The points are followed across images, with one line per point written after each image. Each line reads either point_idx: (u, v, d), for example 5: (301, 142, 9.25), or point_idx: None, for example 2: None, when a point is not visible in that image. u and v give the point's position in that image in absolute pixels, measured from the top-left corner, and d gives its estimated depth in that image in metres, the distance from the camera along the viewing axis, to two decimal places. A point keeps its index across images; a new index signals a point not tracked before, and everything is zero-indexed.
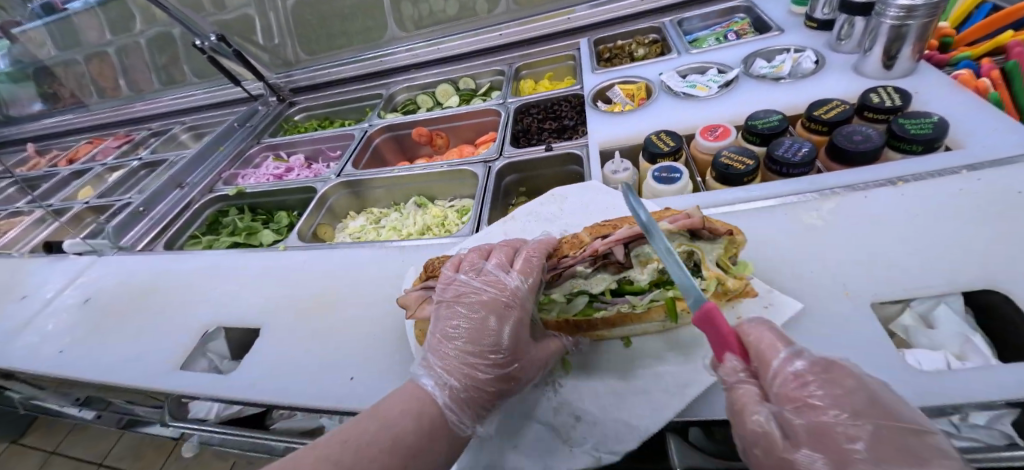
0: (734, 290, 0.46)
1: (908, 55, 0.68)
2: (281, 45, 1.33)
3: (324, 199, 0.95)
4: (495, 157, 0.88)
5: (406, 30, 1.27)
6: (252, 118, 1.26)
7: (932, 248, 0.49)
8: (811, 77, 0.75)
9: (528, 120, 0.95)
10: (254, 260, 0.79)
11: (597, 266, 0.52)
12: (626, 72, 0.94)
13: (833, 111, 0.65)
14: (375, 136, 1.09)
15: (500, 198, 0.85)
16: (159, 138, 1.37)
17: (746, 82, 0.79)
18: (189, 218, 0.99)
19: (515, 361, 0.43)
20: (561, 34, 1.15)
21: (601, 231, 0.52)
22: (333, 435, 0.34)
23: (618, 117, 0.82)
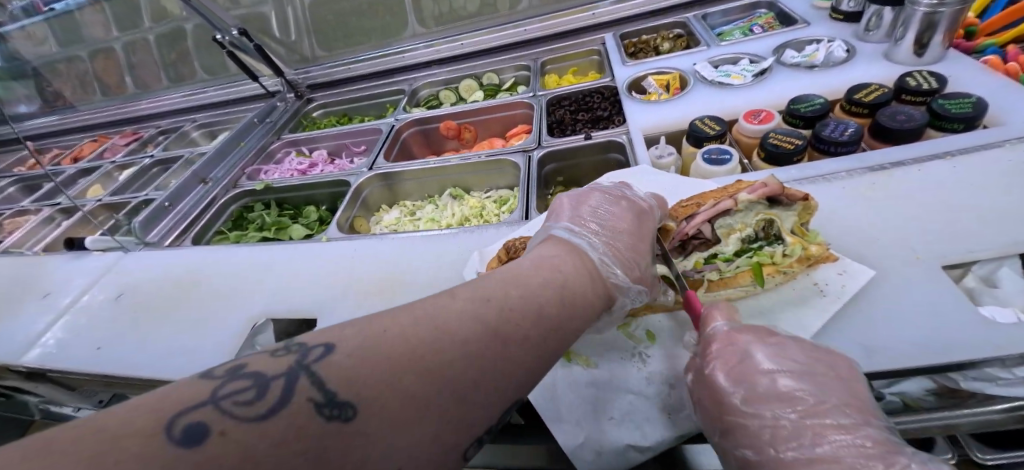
0: (817, 255, 0.50)
1: (939, 42, 0.71)
2: (298, 42, 1.30)
3: (359, 191, 0.93)
4: (533, 147, 0.88)
5: (427, 27, 1.25)
6: (272, 114, 1.23)
7: (991, 214, 0.51)
8: (844, 64, 0.78)
9: (561, 111, 0.96)
10: (298, 253, 0.78)
11: (687, 246, 0.58)
12: (658, 64, 0.95)
13: (873, 93, 0.68)
14: (403, 130, 1.09)
15: (541, 186, 0.85)
16: (169, 135, 1.34)
17: (780, 70, 0.82)
18: (214, 215, 0.97)
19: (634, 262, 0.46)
20: (584, 29, 1.16)
21: (687, 212, 0.57)
22: (480, 291, 0.35)
23: (657, 106, 0.84)
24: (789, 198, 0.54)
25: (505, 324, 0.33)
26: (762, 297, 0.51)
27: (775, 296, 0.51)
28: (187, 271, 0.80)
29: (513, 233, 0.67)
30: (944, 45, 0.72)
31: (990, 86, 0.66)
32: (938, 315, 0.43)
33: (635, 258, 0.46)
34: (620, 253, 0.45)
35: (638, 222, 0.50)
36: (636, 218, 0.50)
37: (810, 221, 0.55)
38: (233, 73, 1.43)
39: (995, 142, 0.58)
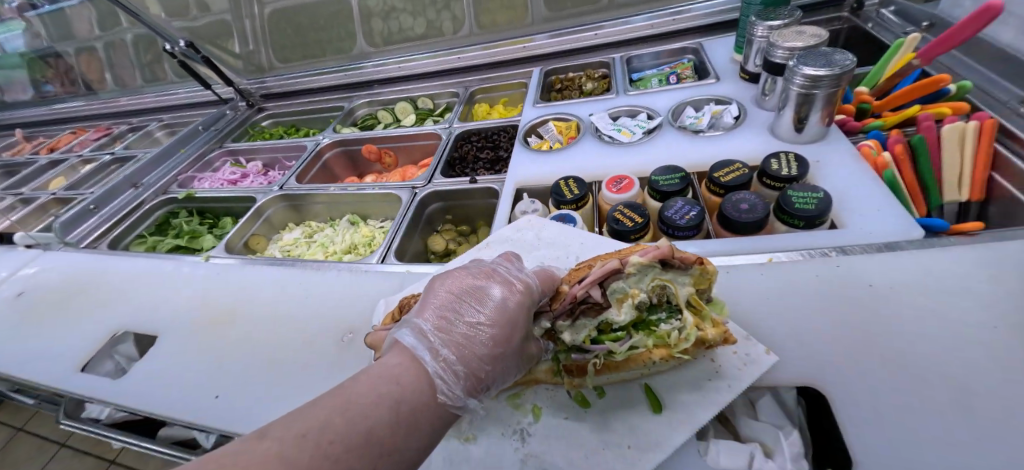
0: (714, 339, 0.50)
1: (818, 120, 0.72)
2: (257, 52, 1.32)
3: (261, 210, 0.96)
4: (423, 184, 0.91)
5: (375, 46, 1.25)
6: (219, 122, 1.26)
7: (788, 335, 0.51)
8: (723, 133, 0.80)
9: (467, 147, 0.98)
10: (172, 266, 0.80)
11: (577, 314, 0.56)
12: (563, 108, 0.98)
13: (731, 174, 0.69)
14: (325, 151, 1.11)
15: (422, 225, 0.89)
16: (135, 132, 1.36)
17: (668, 131, 0.84)
18: (132, 216, 0.97)
19: (490, 363, 0.47)
20: (516, 59, 1.16)
21: (578, 277, 0.56)
22: (295, 425, 0.34)
23: (542, 158, 0.86)
24: (682, 261, 0.54)
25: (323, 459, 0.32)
26: (666, 379, 0.53)
27: (672, 379, 0.52)
28: (88, 275, 0.81)
29: (364, 277, 0.69)
30: (822, 124, 0.73)
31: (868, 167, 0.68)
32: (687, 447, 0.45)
33: (495, 354, 0.47)
34: (473, 352, 0.46)
35: (513, 310, 0.50)
36: (508, 305, 0.50)
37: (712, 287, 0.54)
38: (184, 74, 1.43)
39: (843, 236, 0.59)
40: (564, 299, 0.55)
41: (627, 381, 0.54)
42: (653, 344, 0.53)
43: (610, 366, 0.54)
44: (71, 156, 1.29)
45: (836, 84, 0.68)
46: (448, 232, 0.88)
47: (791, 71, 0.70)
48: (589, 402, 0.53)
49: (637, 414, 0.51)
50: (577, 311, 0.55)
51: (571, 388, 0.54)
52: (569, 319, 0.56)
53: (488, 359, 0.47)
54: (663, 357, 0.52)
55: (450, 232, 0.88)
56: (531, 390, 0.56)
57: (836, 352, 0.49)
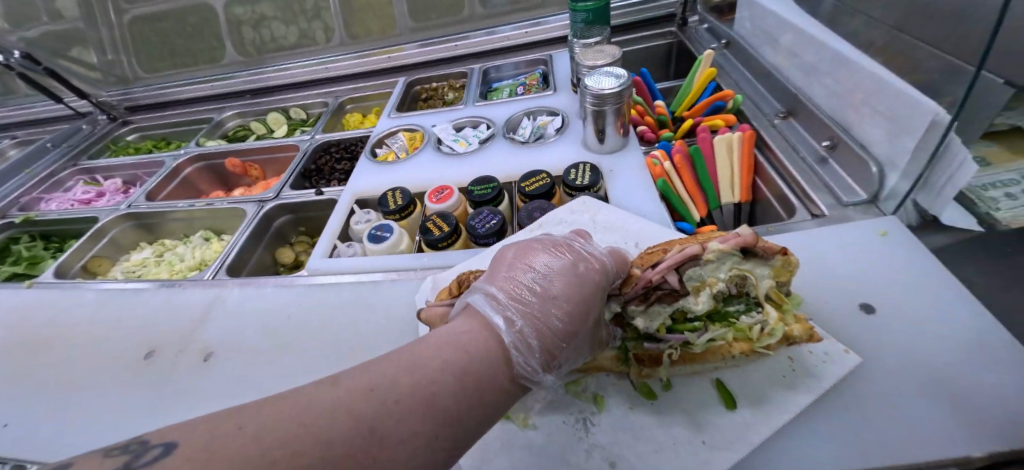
0: (801, 336, 0.47)
1: (614, 131, 0.75)
2: (116, 61, 1.23)
3: (104, 231, 0.90)
4: (270, 198, 0.89)
5: (248, 55, 1.25)
6: (72, 138, 1.15)
7: (886, 298, 0.49)
8: (540, 145, 0.82)
9: (325, 159, 0.99)
10: (140, 295, 0.69)
11: (651, 301, 0.51)
12: (411, 120, 0.97)
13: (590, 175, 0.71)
14: (185, 166, 1.06)
15: (269, 239, 0.87)
16: (21, 147, 1.16)
17: (499, 143, 0.85)
18: (89, 242, 0.86)
19: (566, 341, 0.40)
20: (428, 62, 1.20)
21: (652, 261, 0.51)
22: (365, 377, 0.31)
23: (384, 170, 0.85)
24: (766, 250, 0.48)
25: (368, 432, 0.27)
26: (802, 364, 0.47)
27: (827, 374, 0.45)
28: (38, 320, 0.68)
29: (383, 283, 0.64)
30: (620, 135, 0.76)
31: (762, 165, 0.71)
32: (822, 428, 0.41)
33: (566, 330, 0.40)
34: (550, 328, 0.39)
35: (585, 282, 0.42)
36: (587, 275, 0.43)
37: (791, 278, 0.49)
38: (149, 71, 1.26)
39: None
40: (636, 283, 0.51)
41: (763, 372, 0.48)
42: (762, 330, 0.48)
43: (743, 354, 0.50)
44: None
45: (619, 101, 0.71)
46: (536, 185, 0.71)
47: (583, 89, 0.72)
48: (734, 401, 0.46)
49: (772, 396, 0.46)
50: (653, 297, 0.51)
51: (695, 372, 0.50)
52: (674, 300, 0.51)
53: (562, 335, 0.40)
54: (744, 351, 0.49)
55: (537, 184, 0.72)
56: (593, 376, 0.52)
57: (937, 304, 0.47)
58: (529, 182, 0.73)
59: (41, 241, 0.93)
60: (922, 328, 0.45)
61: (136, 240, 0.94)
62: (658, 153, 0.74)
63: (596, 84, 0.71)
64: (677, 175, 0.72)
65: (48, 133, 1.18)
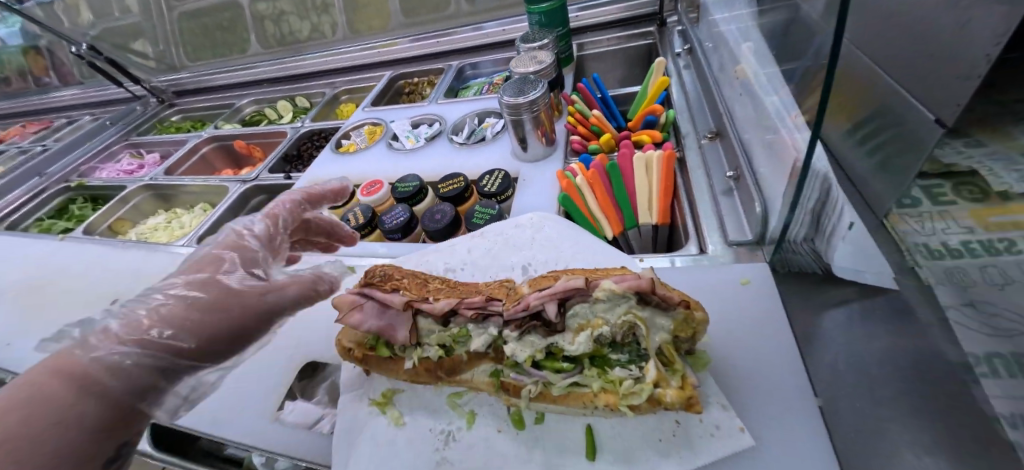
0: (673, 403, 0.39)
1: (537, 141, 0.75)
2: (167, 51, 1.44)
3: (129, 198, 1.10)
4: (248, 179, 1.02)
5: (269, 47, 1.38)
6: (128, 117, 1.41)
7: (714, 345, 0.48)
8: (475, 147, 0.84)
9: (306, 146, 1.09)
10: (129, 254, 0.86)
11: (523, 329, 0.46)
12: (379, 114, 1.04)
13: (496, 185, 0.73)
14: (202, 146, 1.23)
15: (245, 215, 1.01)
16: (95, 122, 1.42)
17: (442, 141, 0.89)
18: (116, 205, 1.08)
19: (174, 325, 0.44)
20: (421, 58, 1.23)
21: (541, 285, 0.47)
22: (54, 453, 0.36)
23: (340, 161, 0.94)
24: (665, 300, 0.43)
25: None
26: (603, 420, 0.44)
27: (619, 432, 0.43)
28: (57, 263, 0.89)
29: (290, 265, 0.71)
30: (545, 144, 0.77)
31: (681, 190, 0.68)
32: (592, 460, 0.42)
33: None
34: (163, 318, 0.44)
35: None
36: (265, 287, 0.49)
37: (697, 337, 0.43)
38: (193, 60, 1.45)
39: None
40: (518, 302, 0.46)
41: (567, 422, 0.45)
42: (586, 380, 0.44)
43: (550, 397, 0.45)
44: (32, 147, 1.38)
45: (534, 110, 0.70)
46: (449, 188, 0.75)
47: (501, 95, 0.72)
48: (525, 424, 0.45)
49: (552, 428, 0.45)
50: (529, 325, 0.46)
51: (509, 403, 0.46)
52: (516, 328, 0.46)
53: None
54: (607, 405, 0.43)
55: (449, 187, 0.75)
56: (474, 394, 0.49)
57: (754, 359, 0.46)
58: (446, 184, 0.76)
59: (91, 202, 1.16)
60: (728, 377, 0.45)
61: (155, 207, 1.14)
62: (576, 166, 0.72)
63: (512, 97, 0.70)
64: (591, 190, 0.69)
65: (116, 112, 1.45)
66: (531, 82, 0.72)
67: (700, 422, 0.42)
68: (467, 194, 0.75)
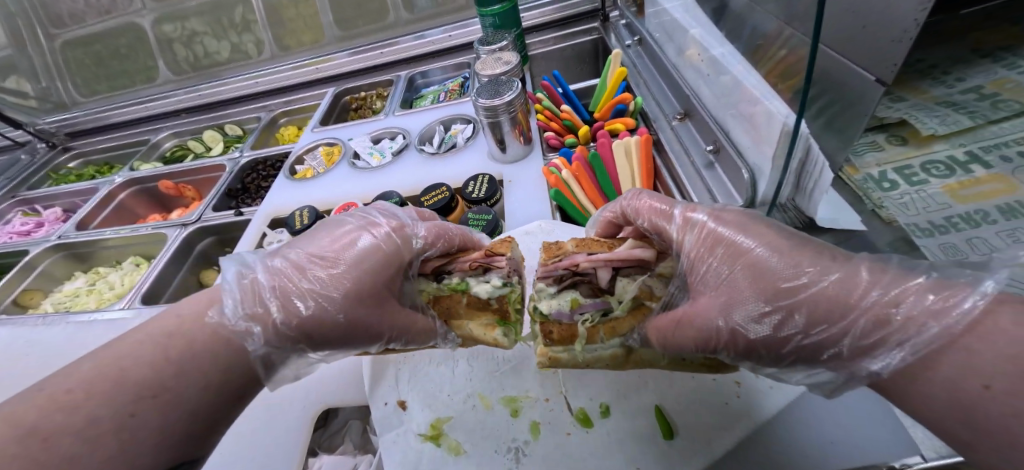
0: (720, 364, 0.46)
1: (515, 141, 0.75)
2: (52, 88, 1.24)
3: (33, 264, 0.93)
4: (191, 221, 0.91)
5: (182, 73, 1.24)
6: (12, 169, 1.19)
7: None
8: (449, 155, 0.82)
9: (250, 177, 0.99)
10: (54, 329, 0.72)
11: (564, 283, 0.50)
12: (333, 133, 0.98)
13: (484, 192, 0.71)
14: (117, 191, 1.07)
15: (193, 262, 0.89)
16: None
17: (412, 153, 0.85)
18: (18, 275, 0.90)
19: (341, 310, 0.41)
20: (363, 71, 1.18)
21: (589, 247, 0.51)
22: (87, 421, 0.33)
23: (300, 187, 0.86)
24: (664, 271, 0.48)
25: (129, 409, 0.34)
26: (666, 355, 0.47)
27: (684, 410, 0.46)
28: None
29: None
30: (523, 143, 0.77)
31: (662, 171, 0.71)
32: (660, 445, 0.44)
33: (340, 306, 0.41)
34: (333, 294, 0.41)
35: (378, 256, 0.44)
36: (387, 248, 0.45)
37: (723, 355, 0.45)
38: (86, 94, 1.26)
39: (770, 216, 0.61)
40: (559, 257, 0.51)
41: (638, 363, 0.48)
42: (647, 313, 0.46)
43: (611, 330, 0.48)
44: None
45: (510, 111, 0.70)
46: (434, 200, 0.71)
47: (474, 100, 0.71)
48: (591, 420, 0.47)
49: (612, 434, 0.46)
50: (570, 280, 0.50)
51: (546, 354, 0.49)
52: (554, 284, 0.51)
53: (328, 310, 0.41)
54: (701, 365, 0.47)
55: (435, 199, 0.72)
56: (532, 400, 0.49)
57: None
58: (429, 196, 0.73)
59: None
60: None
61: (68, 271, 0.97)
62: (559, 160, 0.73)
63: (489, 99, 0.69)
64: (580, 181, 0.70)
65: None
66: (506, 83, 0.72)
67: (739, 397, 0.45)
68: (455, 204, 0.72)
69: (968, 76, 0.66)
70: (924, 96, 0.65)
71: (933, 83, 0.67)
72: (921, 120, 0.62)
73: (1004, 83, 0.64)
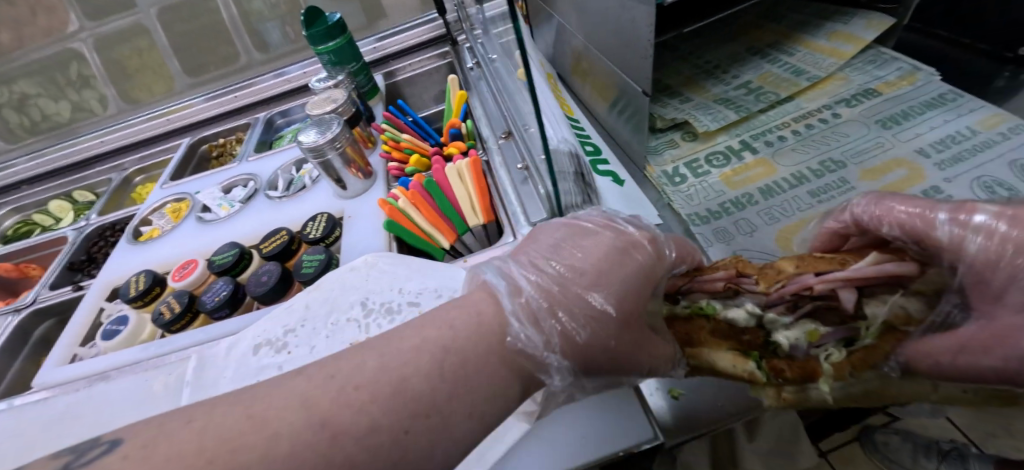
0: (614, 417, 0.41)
1: (353, 177, 0.76)
2: None
3: None
4: (23, 305, 0.83)
5: (20, 138, 1.16)
6: None
7: None
8: (295, 197, 0.81)
9: (96, 246, 0.93)
10: None
11: (796, 311, 0.42)
12: (183, 188, 0.93)
13: (319, 229, 0.72)
14: None
15: (30, 351, 0.82)
16: None
17: (260, 200, 0.84)
18: None
19: (572, 343, 0.34)
20: (218, 116, 1.10)
21: (819, 265, 0.42)
22: None
23: (142, 250, 0.82)
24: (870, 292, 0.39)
25: None
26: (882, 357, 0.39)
27: None
28: None
29: (82, 392, 0.59)
30: (363, 178, 0.78)
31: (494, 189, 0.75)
32: None
33: (621, 292, 0.36)
34: (561, 324, 0.34)
35: (628, 266, 0.37)
36: (617, 261, 0.37)
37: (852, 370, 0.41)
38: None
39: None
40: (781, 284, 0.42)
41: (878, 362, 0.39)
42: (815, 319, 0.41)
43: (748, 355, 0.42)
44: None
45: (336, 148, 0.71)
46: (271, 246, 0.71)
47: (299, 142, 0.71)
48: None
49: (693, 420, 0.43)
50: (793, 308, 0.42)
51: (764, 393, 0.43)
52: (786, 313, 0.42)
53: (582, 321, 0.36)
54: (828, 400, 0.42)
55: (272, 245, 0.72)
56: None
57: None
58: (267, 242, 0.72)
59: None
60: None
61: None
62: (398, 190, 0.76)
63: (312, 140, 0.70)
64: (417, 209, 0.73)
65: None
66: (328, 121, 0.73)
67: None
68: (294, 245, 0.72)
69: (741, 73, 0.76)
70: (705, 95, 0.74)
71: (714, 81, 0.76)
72: (700, 119, 0.69)
73: (768, 76, 0.74)
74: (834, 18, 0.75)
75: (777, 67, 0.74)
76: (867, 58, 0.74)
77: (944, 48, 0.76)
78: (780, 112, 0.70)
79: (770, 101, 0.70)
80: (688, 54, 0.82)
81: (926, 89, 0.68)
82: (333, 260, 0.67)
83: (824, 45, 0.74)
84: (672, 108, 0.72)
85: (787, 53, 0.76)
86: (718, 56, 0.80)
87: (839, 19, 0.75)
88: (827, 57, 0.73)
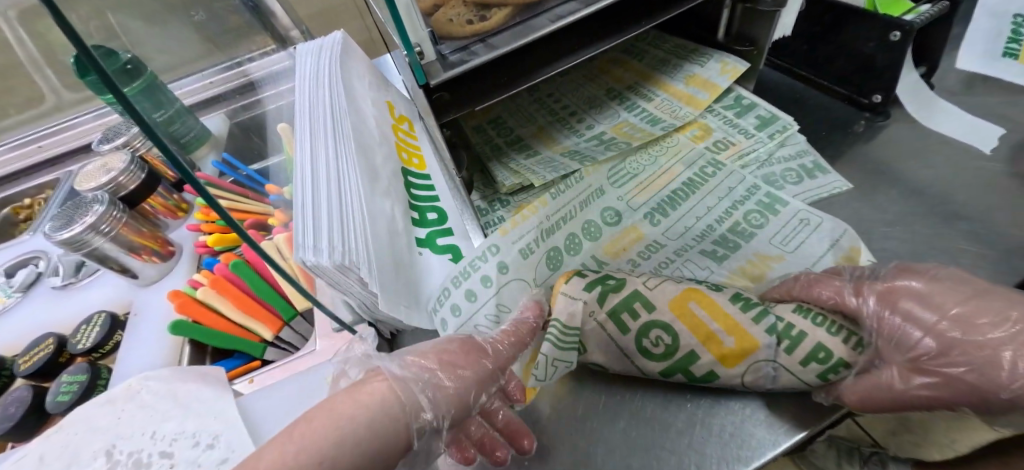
0: None
1: (144, 263, 0.63)
2: None
3: None
4: None
5: None
6: None
7: None
8: (82, 288, 0.67)
9: None
10: None
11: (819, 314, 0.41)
12: None
13: (90, 336, 0.59)
14: None
15: None
16: None
17: (38, 290, 0.68)
18: None
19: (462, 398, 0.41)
20: (19, 172, 0.89)
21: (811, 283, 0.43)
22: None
23: None
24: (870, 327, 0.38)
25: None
26: None
27: None
28: None
29: None
30: (159, 263, 0.65)
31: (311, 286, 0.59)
32: None
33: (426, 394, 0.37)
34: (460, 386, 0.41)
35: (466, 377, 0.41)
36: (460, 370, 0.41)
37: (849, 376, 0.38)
38: None
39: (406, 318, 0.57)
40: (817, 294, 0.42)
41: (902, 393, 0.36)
42: (845, 354, 0.38)
43: (720, 326, 0.41)
44: None
45: (99, 235, 0.58)
46: (29, 361, 0.58)
47: (53, 230, 0.58)
48: None
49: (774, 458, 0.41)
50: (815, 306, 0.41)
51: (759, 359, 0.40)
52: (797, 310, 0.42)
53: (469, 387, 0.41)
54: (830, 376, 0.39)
55: (31, 360, 0.58)
56: None
57: None
58: (28, 355, 0.59)
59: None
60: None
61: None
62: (200, 275, 0.63)
63: (64, 231, 0.57)
64: (222, 298, 0.60)
65: None
66: (87, 203, 0.61)
67: None
68: (62, 357, 0.59)
69: (596, 122, 0.70)
70: (555, 152, 0.68)
71: (567, 133, 0.70)
72: (538, 185, 0.64)
73: (623, 127, 0.68)
74: (691, 58, 0.71)
75: (633, 115, 0.69)
76: (726, 103, 0.70)
77: (807, 87, 0.72)
78: (630, 174, 0.64)
79: (619, 161, 0.65)
80: (546, 95, 0.76)
81: (774, 142, 0.64)
82: (100, 381, 0.55)
83: (680, 91, 0.70)
84: (513, 170, 0.66)
85: (645, 97, 0.71)
86: (576, 99, 0.74)
87: (696, 60, 0.70)
88: (682, 105, 0.69)
